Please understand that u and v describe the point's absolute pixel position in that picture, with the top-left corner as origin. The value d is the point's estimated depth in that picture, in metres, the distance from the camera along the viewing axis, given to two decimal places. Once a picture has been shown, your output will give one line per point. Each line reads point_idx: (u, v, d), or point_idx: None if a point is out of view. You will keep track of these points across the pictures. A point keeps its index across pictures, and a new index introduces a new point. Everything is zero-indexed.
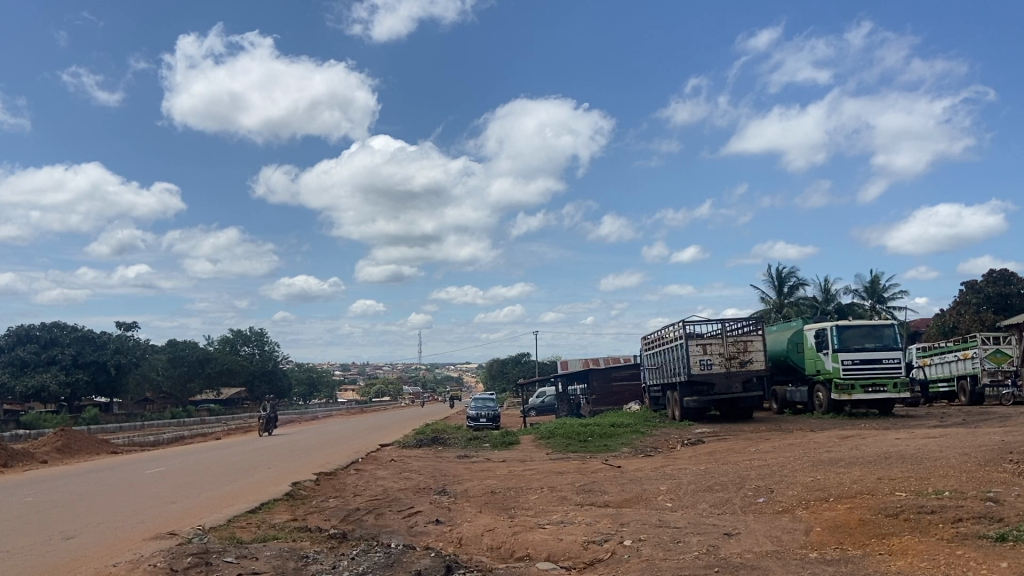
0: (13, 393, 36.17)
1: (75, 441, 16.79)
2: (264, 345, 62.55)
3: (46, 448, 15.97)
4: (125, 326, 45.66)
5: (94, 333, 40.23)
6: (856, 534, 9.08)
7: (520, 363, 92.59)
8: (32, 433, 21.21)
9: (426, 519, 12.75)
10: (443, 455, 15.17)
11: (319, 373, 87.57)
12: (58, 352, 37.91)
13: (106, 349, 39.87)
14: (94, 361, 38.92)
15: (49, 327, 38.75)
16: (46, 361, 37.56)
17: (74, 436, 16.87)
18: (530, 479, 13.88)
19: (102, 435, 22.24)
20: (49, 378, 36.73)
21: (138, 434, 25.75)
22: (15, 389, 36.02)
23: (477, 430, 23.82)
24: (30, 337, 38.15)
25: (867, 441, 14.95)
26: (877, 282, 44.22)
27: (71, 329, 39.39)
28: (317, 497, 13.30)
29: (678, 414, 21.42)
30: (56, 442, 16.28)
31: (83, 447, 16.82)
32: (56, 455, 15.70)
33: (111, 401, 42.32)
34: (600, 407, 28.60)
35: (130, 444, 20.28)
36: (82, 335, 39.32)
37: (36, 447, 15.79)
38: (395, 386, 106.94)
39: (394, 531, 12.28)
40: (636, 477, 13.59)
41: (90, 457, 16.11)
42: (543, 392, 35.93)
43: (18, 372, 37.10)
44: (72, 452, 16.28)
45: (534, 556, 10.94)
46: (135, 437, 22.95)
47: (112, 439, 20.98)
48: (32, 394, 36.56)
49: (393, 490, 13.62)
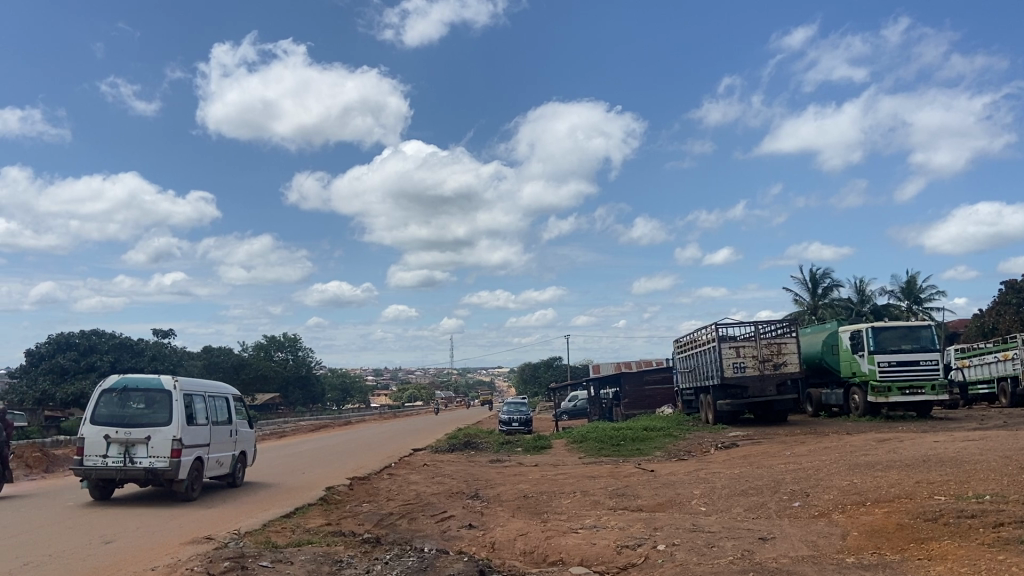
0: (53, 400, 36.94)
1: None
2: (298, 350, 63.11)
3: None
4: (162, 333, 46.32)
5: (133, 340, 40.92)
6: (895, 539, 8.92)
7: (551, 367, 92.55)
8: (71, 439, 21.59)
9: (459, 523, 12.76)
10: (475, 460, 15.18)
11: (351, 379, 88.26)
12: (97, 359, 38.57)
13: (143, 356, 40.43)
14: (132, 368, 39.49)
15: (88, 335, 39.48)
16: (85, 367, 38.24)
17: None
18: (563, 483, 13.83)
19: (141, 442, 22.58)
20: (88, 385, 37.36)
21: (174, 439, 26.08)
22: (57, 395, 36.81)
23: (509, 434, 23.81)
24: (69, 344, 38.91)
25: (905, 444, 14.69)
26: (913, 282, 43.54)
27: (109, 336, 40.05)
28: (351, 501, 13.37)
29: (711, 418, 21.27)
30: None
31: None
32: None
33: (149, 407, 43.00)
34: (632, 411, 28.49)
35: None
36: (119, 342, 39.94)
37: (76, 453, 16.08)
38: (427, 391, 107.13)
39: (427, 535, 12.31)
40: (669, 481, 13.49)
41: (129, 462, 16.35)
42: (575, 397, 35.90)
43: (57, 379, 37.86)
44: None
45: (567, 560, 10.90)
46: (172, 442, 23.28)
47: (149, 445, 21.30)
48: (71, 401, 37.24)
49: (425, 494, 13.65)
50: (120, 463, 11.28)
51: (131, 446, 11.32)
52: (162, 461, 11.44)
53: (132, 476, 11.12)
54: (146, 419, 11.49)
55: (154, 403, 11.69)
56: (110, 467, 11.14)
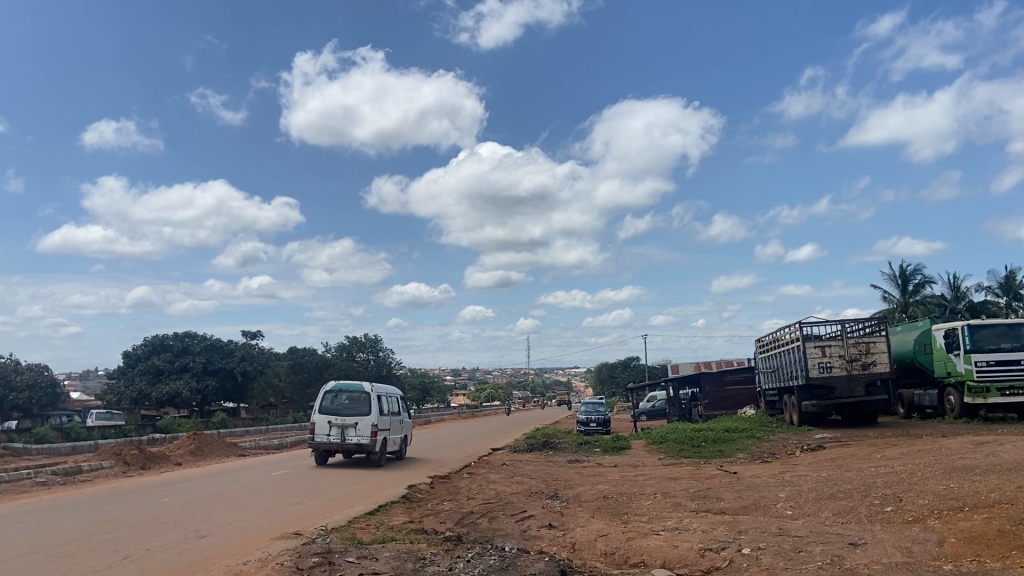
0: (150, 399, 38.73)
1: (206, 444, 17.72)
2: (379, 351, 64.31)
3: (181, 450, 16.94)
4: (250, 334, 47.94)
5: (223, 342, 42.51)
6: (996, 547, 8.51)
7: (629, 367, 91.82)
8: (167, 436, 22.61)
9: (539, 523, 12.78)
10: (553, 460, 15.18)
11: (430, 379, 89.65)
12: (190, 360, 40.24)
13: (233, 356, 41.95)
14: (222, 368, 41.01)
15: (182, 336, 41.23)
16: (179, 368, 39.95)
17: (206, 440, 17.83)
18: (643, 484, 13.70)
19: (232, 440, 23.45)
20: (182, 385, 39.01)
21: (262, 437, 26.98)
22: (152, 395, 38.60)
23: (587, 435, 23.74)
24: (164, 346, 40.68)
25: (1006, 448, 13.96)
26: (1014, 277, 41.38)
27: (201, 337, 41.72)
28: (432, 500, 13.56)
29: (796, 419, 20.74)
30: (189, 445, 17.27)
31: (213, 450, 17.72)
32: (190, 458, 16.62)
33: (239, 406, 44.60)
34: (713, 412, 28.02)
35: (258, 447, 21.34)
36: (210, 343, 41.57)
37: (171, 450, 16.80)
38: (505, 391, 107.72)
39: (508, 535, 12.38)
40: (753, 484, 13.21)
41: (220, 460, 16.99)
42: (654, 397, 35.55)
43: (154, 379, 39.68)
44: (204, 455, 17.19)
45: (649, 562, 10.79)
46: (261, 440, 24.10)
47: (240, 443, 22.11)
48: (166, 400, 38.97)
49: (505, 494, 13.73)
50: (339, 440, 15.75)
51: (346, 427, 15.85)
52: (365, 437, 15.82)
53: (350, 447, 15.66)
54: (351, 411, 15.81)
55: (357, 400, 16.01)
56: (333, 442, 15.61)
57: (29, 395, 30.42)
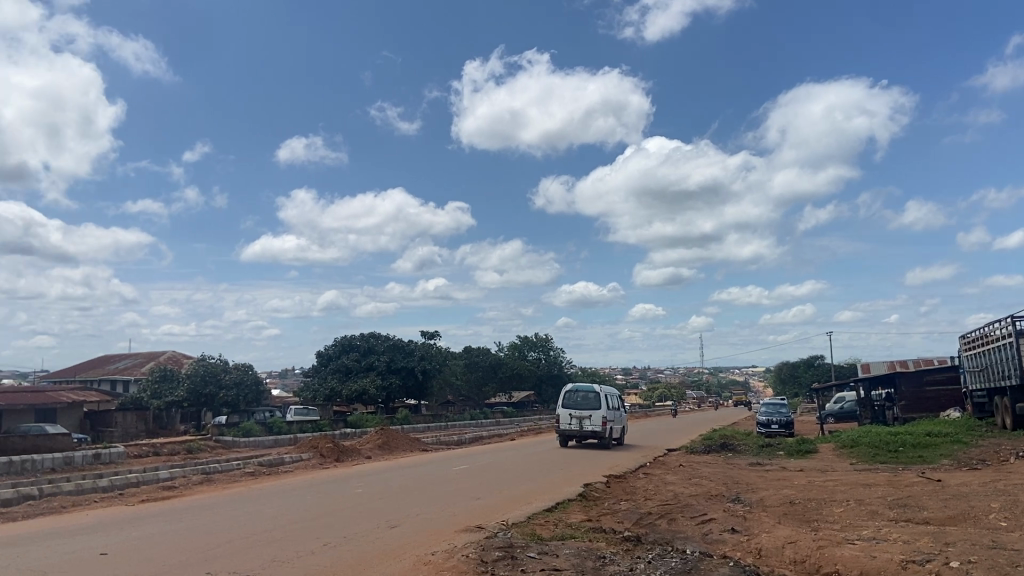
0: (341, 396, 41.54)
1: (392, 439, 18.70)
2: (549, 350, 64.13)
3: (370, 444, 18.01)
4: (428, 335, 49.98)
5: (403, 342, 44.66)
6: None
7: (812, 367, 87.22)
8: (359, 431, 24.14)
9: (721, 527, 12.38)
10: (734, 462, 14.68)
11: (602, 377, 89.73)
12: (375, 359, 42.70)
13: (414, 356, 44.01)
14: (404, 367, 43.13)
15: (368, 336, 43.81)
16: (366, 366, 42.49)
17: (392, 435, 18.82)
18: (833, 490, 12.93)
19: (418, 435, 24.69)
20: (369, 383, 41.46)
21: (442, 434, 28.07)
22: (343, 392, 41.35)
23: (769, 437, 22.81)
24: (351, 347, 43.43)
25: None
26: None
27: (385, 338, 44.14)
28: (609, 499, 13.51)
29: (1010, 423, 18.83)
30: (377, 439, 18.31)
31: (399, 445, 18.68)
32: (379, 451, 17.62)
33: (421, 403, 46.73)
34: (910, 414, 26.00)
35: (440, 442, 22.31)
36: (393, 343, 43.86)
37: (362, 444, 17.90)
38: (679, 391, 105.47)
39: (688, 537, 12.09)
40: (961, 493, 12.09)
41: (405, 454, 17.85)
42: (842, 398, 33.56)
43: (343, 377, 42.51)
44: (391, 449, 18.15)
45: (844, 573, 10.14)
46: (444, 436, 25.15)
47: (424, 438, 23.21)
48: (356, 397, 41.62)
49: (684, 495, 13.43)
50: (578, 427, 20.79)
51: (582, 418, 20.79)
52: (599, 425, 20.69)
53: (588, 432, 20.63)
54: (586, 405, 20.84)
55: (589, 397, 20.95)
56: (574, 428, 20.66)
57: (235, 392, 32.87)
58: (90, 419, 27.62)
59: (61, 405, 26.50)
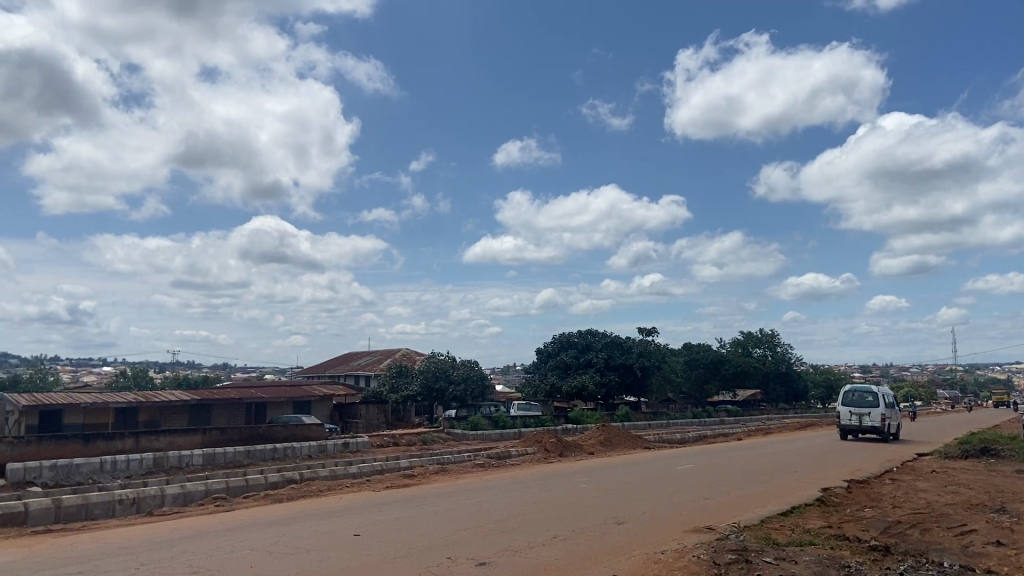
0: (561, 392, 42.48)
1: (614, 435, 18.76)
2: (776, 347, 61.09)
3: (593, 440, 18.22)
4: (645, 331, 49.28)
5: (622, 339, 44.36)
6: None
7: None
8: (579, 428, 24.51)
9: (986, 540, 11.05)
10: (997, 469, 13.08)
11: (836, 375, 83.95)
12: (594, 356, 42.94)
13: (632, 353, 43.69)
14: (622, 364, 43.00)
15: (585, 333, 44.13)
16: (584, 363, 42.94)
17: (614, 431, 18.88)
18: None
19: (638, 432, 24.62)
20: (588, 379, 41.91)
21: (665, 432, 27.53)
22: (563, 388, 42.24)
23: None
24: (570, 343, 43.93)
25: None
26: None
27: (602, 335, 44.20)
28: (850, 505, 12.57)
29: None
30: (599, 435, 18.47)
31: (621, 441, 18.69)
32: (601, 447, 17.77)
33: (640, 400, 46.45)
34: None
35: (663, 440, 22.04)
36: (611, 340, 43.77)
37: (585, 440, 18.16)
38: (926, 391, 96.54)
39: (946, 549, 10.91)
40: None
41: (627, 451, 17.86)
42: None
43: (564, 373, 43.26)
44: (613, 445, 18.22)
45: None
46: (666, 434, 24.82)
47: (646, 436, 23.06)
48: (576, 393, 42.32)
49: (939, 504, 12.17)
50: (856, 423, 22.61)
51: (861, 415, 22.54)
52: (877, 422, 22.35)
53: (867, 428, 22.41)
54: (864, 403, 22.61)
55: (866, 396, 22.70)
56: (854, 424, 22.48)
57: (464, 387, 33.97)
58: (339, 411, 30.05)
59: (316, 398, 29.11)
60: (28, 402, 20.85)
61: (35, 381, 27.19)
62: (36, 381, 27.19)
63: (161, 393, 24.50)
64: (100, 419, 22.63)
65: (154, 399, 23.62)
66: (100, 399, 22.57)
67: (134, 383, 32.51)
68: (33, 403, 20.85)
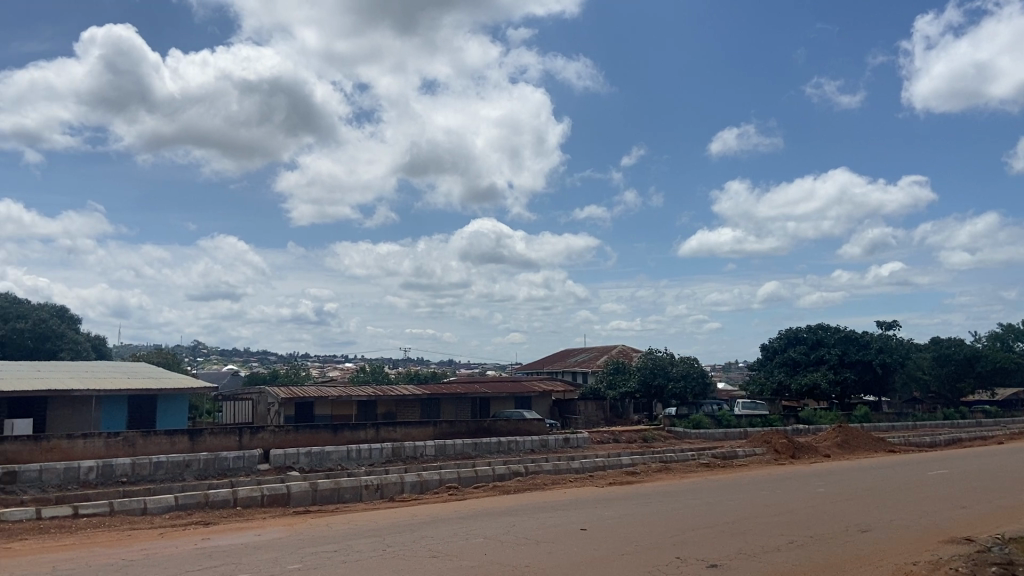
0: (791, 390, 40.26)
1: (852, 437, 17.50)
2: None
3: (828, 442, 17.17)
4: (885, 325, 45.13)
5: (857, 334, 40.60)
6: None
7: None
8: (811, 429, 23.08)
9: None
10: None
11: None
12: (826, 352, 39.77)
13: (870, 349, 39.76)
14: (860, 361, 39.32)
15: (816, 328, 41.16)
16: (816, 360, 40.03)
17: (852, 433, 17.60)
18: None
19: (880, 433, 22.67)
20: (820, 377, 39.19)
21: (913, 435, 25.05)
22: (792, 386, 39.99)
23: None
24: (799, 338, 41.39)
25: None
26: None
27: (835, 329, 40.89)
28: None
29: None
30: (835, 437, 17.35)
31: (861, 444, 17.38)
32: (838, 450, 16.72)
33: (880, 399, 42.70)
34: None
35: (909, 443, 20.14)
36: (845, 335, 40.30)
37: (819, 442, 17.19)
38: None
39: None
40: None
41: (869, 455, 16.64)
42: None
43: (793, 371, 40.94)
44: (853, 448, 17.05)
45: None
46: (913, 436, 22.58)
47: (890, 438, 21.17)
48: (806, 391, 39.82)
49: None
50: None
51: None
52: None
53: None
54: None
55: None
56: None
57: (684, 384, 33.14)
58: (559, 406, 30.61)
59: (537, 393, 29.78)
60: (285, 395, 23.10)
61: (293, 374, 30.55)
62: (293, 375, 30.54)
63: (397, 388, 26.38)
64: (346, 410, 24.69)
65: (390, 393, 25.55)
66: (345, 392, 24.55)
67: (373, 378, 35.38)
68: (289, 396, 23.16)
